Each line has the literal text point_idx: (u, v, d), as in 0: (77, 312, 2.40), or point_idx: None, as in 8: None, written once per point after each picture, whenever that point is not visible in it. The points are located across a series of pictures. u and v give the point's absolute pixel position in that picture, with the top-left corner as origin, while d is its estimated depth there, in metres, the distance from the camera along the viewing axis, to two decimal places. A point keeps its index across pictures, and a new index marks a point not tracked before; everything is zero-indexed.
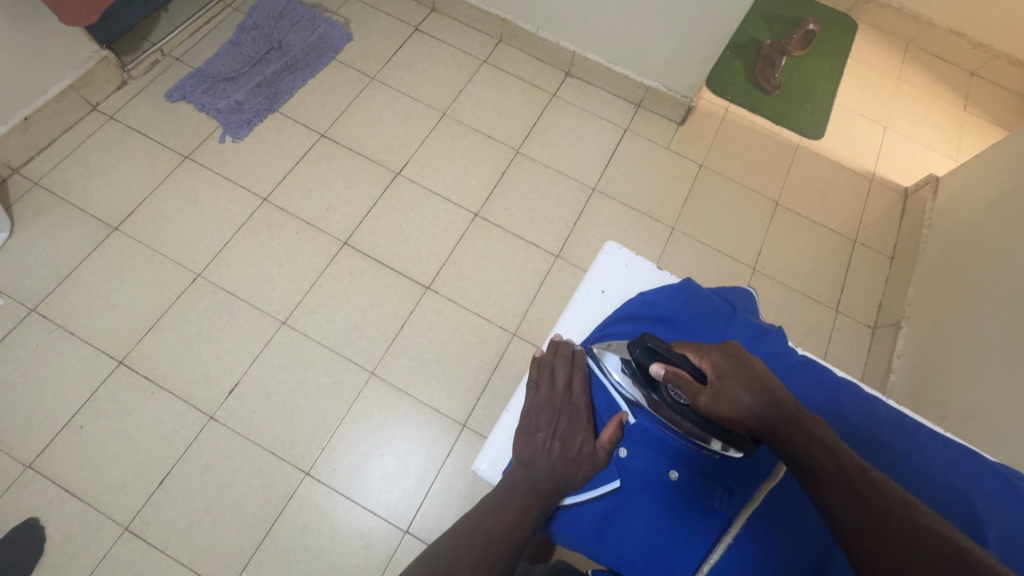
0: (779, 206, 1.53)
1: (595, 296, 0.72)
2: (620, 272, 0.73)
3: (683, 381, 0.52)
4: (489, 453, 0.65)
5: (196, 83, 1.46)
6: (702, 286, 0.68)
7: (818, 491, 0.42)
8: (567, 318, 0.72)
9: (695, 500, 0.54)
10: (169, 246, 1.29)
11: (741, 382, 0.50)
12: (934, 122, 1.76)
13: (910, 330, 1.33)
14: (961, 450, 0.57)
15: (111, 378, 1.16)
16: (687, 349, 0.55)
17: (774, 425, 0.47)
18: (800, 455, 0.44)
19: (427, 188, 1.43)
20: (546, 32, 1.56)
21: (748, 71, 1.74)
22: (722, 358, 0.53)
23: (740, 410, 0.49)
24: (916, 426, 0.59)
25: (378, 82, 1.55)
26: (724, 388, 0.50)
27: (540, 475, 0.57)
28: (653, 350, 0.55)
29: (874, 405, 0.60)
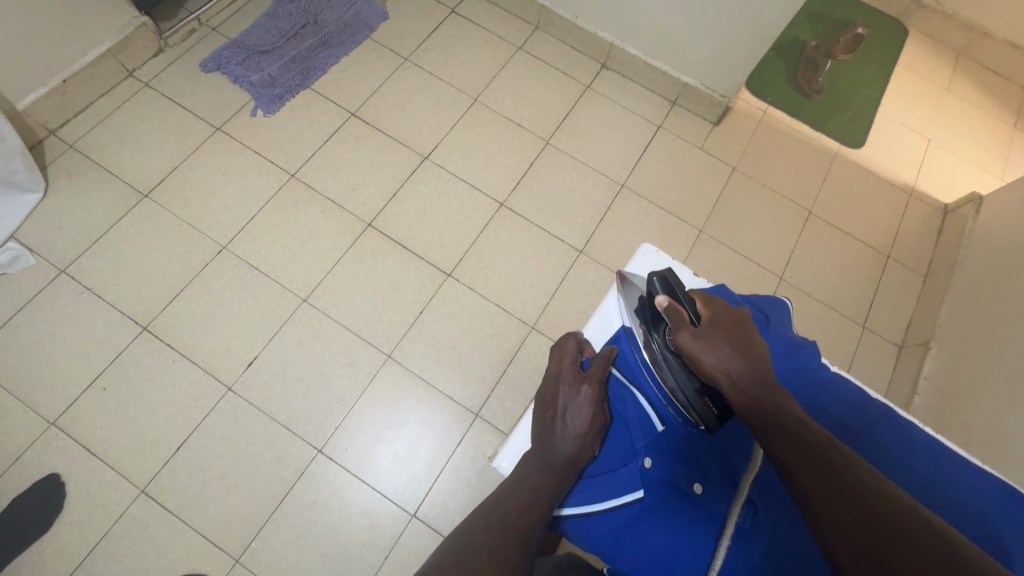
0: (811, 214, 1.49)
1: None
2: None
3: (676, 317, 0.54)
4: (509, 449, 0.65)
5: (231, 54, 1.46)
6: (736, 294, 0.66)
7: (781, 453, 0.42)
8: (599, 319, 0.68)
9: (718, 514, 0.51)
10: (196, 216, 1.30)
11: (727, 332, 0.51)
12: (980, 138, 1.70)
13: (938, 352, 1.29)
14: (1001, 486, 0.55)
15: (135, 342, 1.18)
16: (698, 297, 0.56)
17: (741, 381, 0.48)
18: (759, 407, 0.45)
19: (454, 174, 1.41)
20: (585, 22, 1.53)
21: (790, 73, 1.68)
22: (723, 314, 0.53)
23: (713, 356, 0.50)
24: (950, 455, 0.57)
25: (411, 64, 1.53)
26: (709, 334, 0.51)
27: (551, 455, 0.57)
28: (670, 286, 0.58)
29: (907, 430, 0.58)
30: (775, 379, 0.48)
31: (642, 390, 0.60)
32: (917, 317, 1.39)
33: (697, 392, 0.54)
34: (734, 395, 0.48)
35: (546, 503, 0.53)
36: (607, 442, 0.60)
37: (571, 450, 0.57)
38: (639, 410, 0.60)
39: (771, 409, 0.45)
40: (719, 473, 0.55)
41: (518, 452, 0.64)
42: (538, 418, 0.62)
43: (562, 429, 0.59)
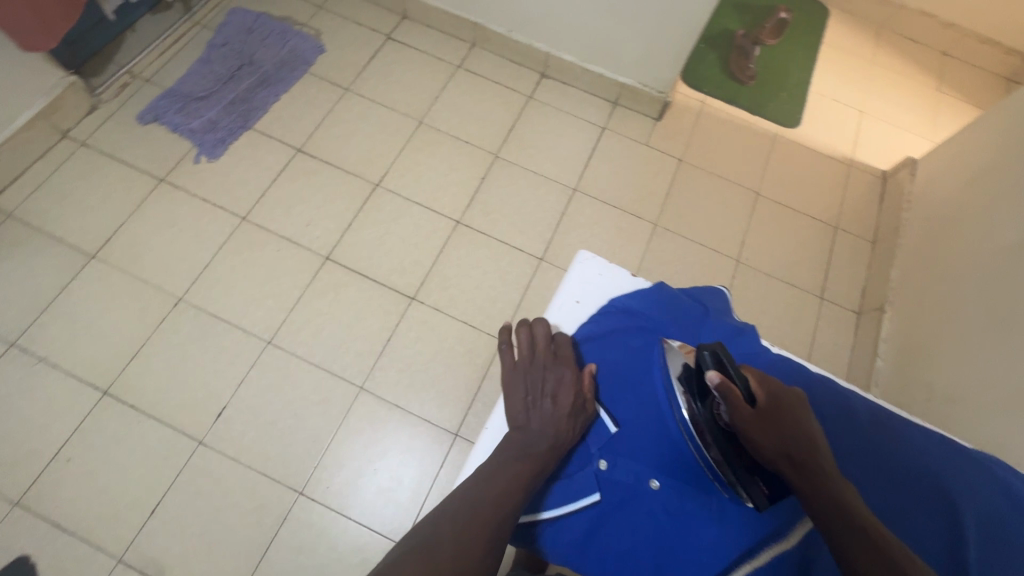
0: (760, 196, 1.54)
1: (570, 307, 0.73)
2: (593, 281, 0.73)
3: (734, 398, 0.52)
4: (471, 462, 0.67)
5: (168, 104, 1.45)
6: (674, 289, 0.69)
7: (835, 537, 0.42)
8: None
9: (676, 507, 0.55)
10: (149, 271, 1.27)
11: (786, 421, 0.50)
12: (908, 104, 1.78)
13: (894, 313, 1.34)
14: (936, 439, 0.59)
15: (97, 408, 1.14)
16: (750, 375, 0.55)
17: (808, 468, 0.47)
18: (825, 506, 0.44)
19: (407, 198, 1.42)
20: (519, 34, 1.56)
21: (723, 63, 1.74)
22: (780, 396, 0.52)
23: (777, 443, 0.49)
24: (891, 421, 0.61)
25: (352, 94, 1.54)
26: (772, 418, 0.51)
27: (531, 436, 0.57)
28: (720, 360, 0.56)
29: (849, 400, 0.62)
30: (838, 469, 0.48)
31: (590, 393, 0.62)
32: (870, 283, 1.44)
33: (748, 475, 0.52)
34: (801, 488, 0.47)
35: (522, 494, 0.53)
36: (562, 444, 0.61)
37: (552, 431, 0.58)
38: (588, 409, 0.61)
39: (842, 506, 0.44)
40: (672, 465, 0.57)
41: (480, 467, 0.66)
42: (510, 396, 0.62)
43: (549, 409, 0.59)
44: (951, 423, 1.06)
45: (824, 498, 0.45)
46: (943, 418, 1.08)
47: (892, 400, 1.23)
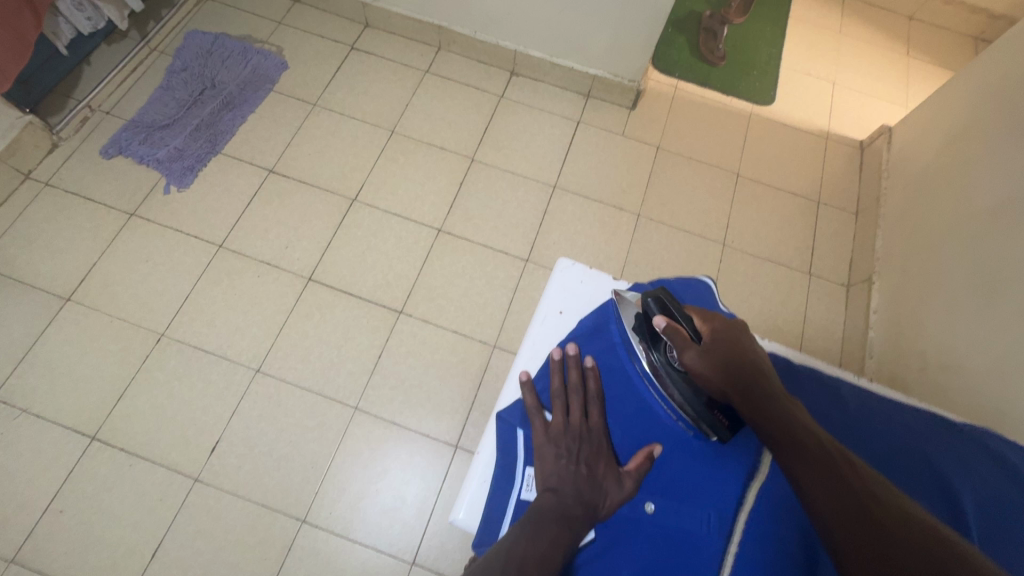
0: (740, 177, 1.53)
1: (554, 319, 0.72)
2: (574, 289, 0.72)
3: (679, 337, 0.59)
4: (467, 496, 0.64)
5: (131, 135, 1.41)
6: (650, 288, 0.69)
7: (793, 468, 0.46)
8: (529, 346, 0.71)
9: (672, 530, 0.56)
10: (127, 309, 1.24)
11: (723, 348, 0.58)
12: (880, 72, 1.77)
13: (882, 284, 1.34)
14: (926, 420, 0.60)
15: (86, 455, 1.12)
16: (694, 313, 0.61)
17: (753, 394, 0.53)
18: (774, 428, 0.49)
19: (385, 210, 1.39)
20: (484, 34, 1.54)
21: (692, 46, 1.73)
22: (721, 332, 0.59)
23: (721, 373, 0.56)
24: (883, 406, 0.61)
25: (320, 108, 1.51)
26: (714, 350, 0.57)
27: (576, 503, 0.56)
28: (665, 304, 0.62)
29: (837, 388, 0.63)
30: (784, 391, 0.54)
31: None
32: (856, 255, 1.44)
33: (707, 409, 0.58)
34: (748, 413, 0.52)
35: (564, 553, 0.53)
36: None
37: (567, 483, 0.57)
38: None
39: (788, 428, 0.49)
40: (661, 486, 0.59)
41: (478, 501, 0.64)
42: (540, 469, 0.60)
43: (587, 475, 0.58)
44: (946, 390, 1.06)
45: (772, 422, 0.50)
46: (937, 386, 1.08)
47: (887, 370, 1.23)
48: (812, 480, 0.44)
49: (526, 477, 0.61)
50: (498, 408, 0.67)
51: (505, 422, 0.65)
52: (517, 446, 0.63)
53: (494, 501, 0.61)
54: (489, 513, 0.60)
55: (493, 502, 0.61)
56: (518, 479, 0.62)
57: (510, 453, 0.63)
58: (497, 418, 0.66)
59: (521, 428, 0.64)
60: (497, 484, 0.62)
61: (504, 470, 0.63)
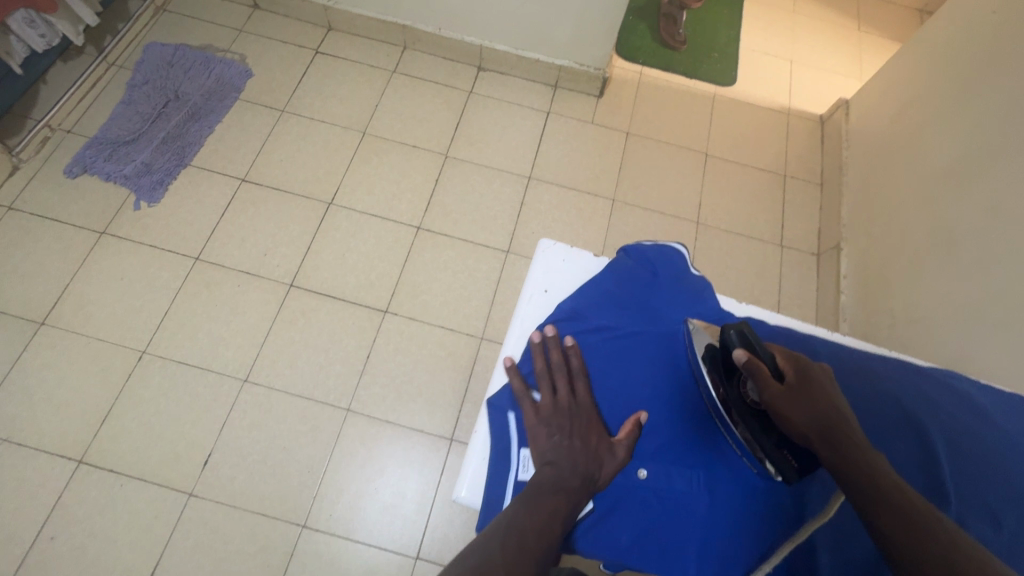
0: (708, 157, 1.57)
1: (539, 298, 0.74)
2: (556, 269, 0.75)
3: (759, 372, 0.56)
4: (467, 478, 0.66)
5: (95, 152, 1.38)
6: (628, 261, 0.73)
7: (877, 516, 0.42)
8: (516, 327, 0.73)
9: (666, 490, 0.59)
10: (105, 328, 1.22)
11: (807, 389, 0.54)
12: (834, 48, 1.84)
13: (850, 250, 1.39)
14: (895, 366, 0.64)
15: (74, 479, 1.09)
16: (778, 354, 0.58)
17: (834, 439, 0.49)
18: (856, 474, 0.46)
19: (362, 212, 1.39)
20: (449, 30, 1.54)
21: (653, 32, 1.76)
22: (805, 374, 0.55)
23: (801, 415, 0.52)
24: (856, 357, 0.65)
25: (289, 114, 1.50)
26: (796, 391, 0.54)
27: (573, 476, 0.55)
28: (747, 339, 0.60)
29: (810, 343, 0.67)
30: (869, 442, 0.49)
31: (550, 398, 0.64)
32: (824, 224, 1.49)
33: (775, 445, 0.55)
34: (828, 460, 0.48)
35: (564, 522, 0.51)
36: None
37: (562, 458, 0.56)
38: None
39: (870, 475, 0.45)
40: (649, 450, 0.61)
41: (478, 480, 0.65)
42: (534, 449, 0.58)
43: (582, 446, 0.58)
44: (916, 345, 1.11)
45: (855, 469, 0.46)
46: (908, 342, 1.13)
47: (860, 332, 1.28)
48: (895, 530, 0.40)
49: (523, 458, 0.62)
50: (489, 395, 0.69)
51: (496, 407, 0.65)
52: (511, 428, 0.64)
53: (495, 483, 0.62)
54: (490, 495, 0.61)
55: (491, 485, 0.62)
56: (514, 460, 0.62)
57: (504, 436, 0.64)
58: (488, 406, 0.66)
59: (513, 411, 0.64)
60: (494, 467, 0.63)
61: (500, 454, 0.63)
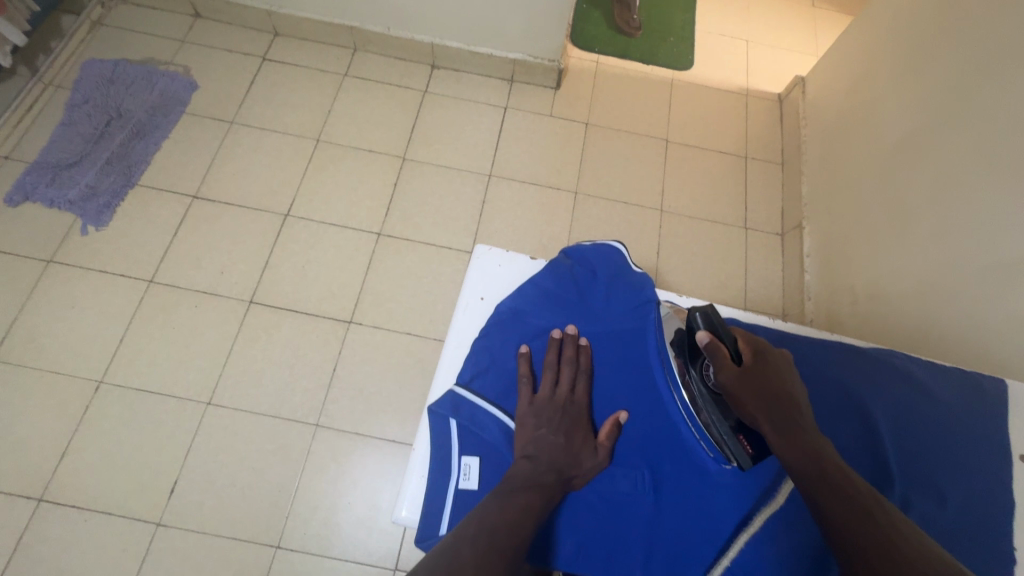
0: (669, 143, 1.56)
1: (475, 305, 0.74)
2: (492, 273, 0.75)
3: (719, 357, 0.59)
4: (407, 493, 0.64)
5: (36, 178, 1.33)
6: (565, 261, 0.75)
7: (821, 496, 0.46)
8: (453, 335, 0.73)
9: (612, 491, 0.61)
10: (58, 360, 1.18)
11: (765, 375, 0.57)
12: (789, 25, 1.83)
13: (812, 228, 1.40)
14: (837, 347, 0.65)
15: (36, 518, 1.06)
16: (739, 337, 0.61)
17: (785, 425, 0.53)
18: (803, 455, 0.50)
19: (321, 221, 1.36)
20: (398, 30, 1.51)
21: (608, 20, 1.74)
22: (760, 359, 0.59)
23: (755, 400, 0.56)
24: (800, 344, 0.65)
25: (239, 125, 1.46)
26: (750, 377, 0.57)
27: (549, 470, 0.58)
28: (711, 323, 0.61)
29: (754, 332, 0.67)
30: (813, 427, 0.54)
31: (495, 403, 0.65)
32: (787, 203, 1.50)
33: (732, 430, 0.60)
34: (776, 440, 0.53)
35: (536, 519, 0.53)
36: (483, 465, 0.62)
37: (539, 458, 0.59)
38: (497, 421, 0.64)
39: (816, 461, 0.49)
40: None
41: (419, 495, 0.64)
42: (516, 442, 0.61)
43: (564, 445, 0.60)
44: (877, 319, 1.12)
45: (798, 451, 0.51)
46: (869, 317, 1.15)
47: (825, 310, 1.29)
48: (836, 512, 0.44)
49: (462, 467, 0.61)
50: (428, 403, 0.66)
51: (437, 415, 0.64)
52: (452, 436, 0.63)
53: (434, 497, 0.60)
54: (429, 509, 0.60)
55: (429, 498, 0.60)
56: (455, 469, 0.61)
57: (444, 445, 0.63)
58: (428, 412, 0.65)
59: (455, 417, 0.64)
60: (433, 479, 0.61)
61: (439, 464, 0.62)
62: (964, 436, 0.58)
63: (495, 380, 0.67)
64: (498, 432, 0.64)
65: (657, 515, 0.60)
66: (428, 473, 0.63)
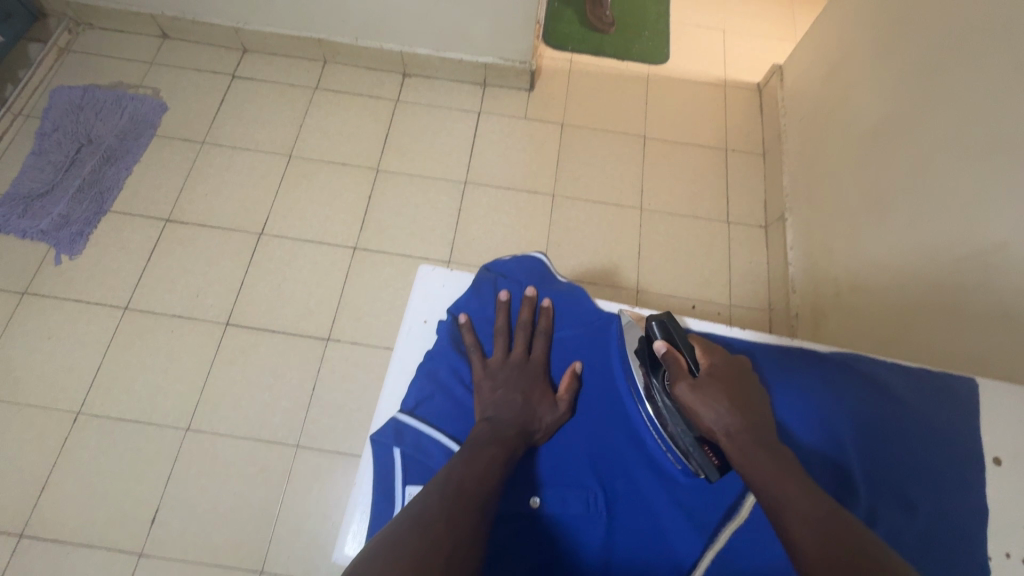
0: (647, 139, 1.54)
1: (419, 328, 0.73)
2: (435, 294, 0.74)
3: (675, 365, 0.60)
4: (350, 528, 0.62)
5: (8, 210, 1.32)
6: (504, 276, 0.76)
7: (786, 519, 0.46)
8: (397, 361, 0.71)
9: (560, 515, 0.61)
10: (36, 393, 1.17)
11: (728, 383, 0.58)
12: (767, 13, 1.80)
13: (794, 220, 1.37)
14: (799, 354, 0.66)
15: (17, 554, 1.05)
16: (697, 347, 0.62)
17: (745, 438, 0.53)
18: (767, 475, 0.49)
19: (295, 238, 1.35)
20: (366, 40, 1.49)
21: (582, 17, 1.72)
22: (720, 367, 0.60)
23: (714, 411, 0.55)
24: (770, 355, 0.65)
25: (210, 145, 1.44)
26: (703, 388, 0.57)
27: (510, 426, 0.60)
28: (668, 331, 0.63)
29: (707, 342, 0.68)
30: (776, 440, 0.53)
31: (437, 427, 0.64)
32: (769, 195, 1.47)
33: (697, 442, 0.59)
34: (737, 458, 0.52)
35: (501, 472, 0.54)
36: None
37: (503, 422, 0.60)
38: (443, 446, 0.63)
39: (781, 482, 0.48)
40: (542, 473, 0.63)
41: (362, 532, 0.61)
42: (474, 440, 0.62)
43: (524, 401, 0.63)
44: (861, 312, 1.10)
45: (759, 470, 0.50)
46: (852, 308, 1.12)
47: (809, 303, 1.26)
48: (806, 533, 0.43)
49: (406, 497, 0.60)
50: (371, 432, 0.65)
51: (380, 444, 0.63)
52: (395, 466, 0.62)
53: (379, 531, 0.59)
54: None
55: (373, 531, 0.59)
56: (399, 500, 0.60)
57: (388, 476, 0.62)
58: (371, 443, 0.63)
59: (398, 446, 0.63)
60: (378, 513, 0.60)
61: (383, 496, 0.61)
62: (932, 441, 0.60)
63: (440, 404, 0.66)
64: (462, 394, 0.67)
65: (612, 535, 0.61)
66: (372, 506, 0.61)
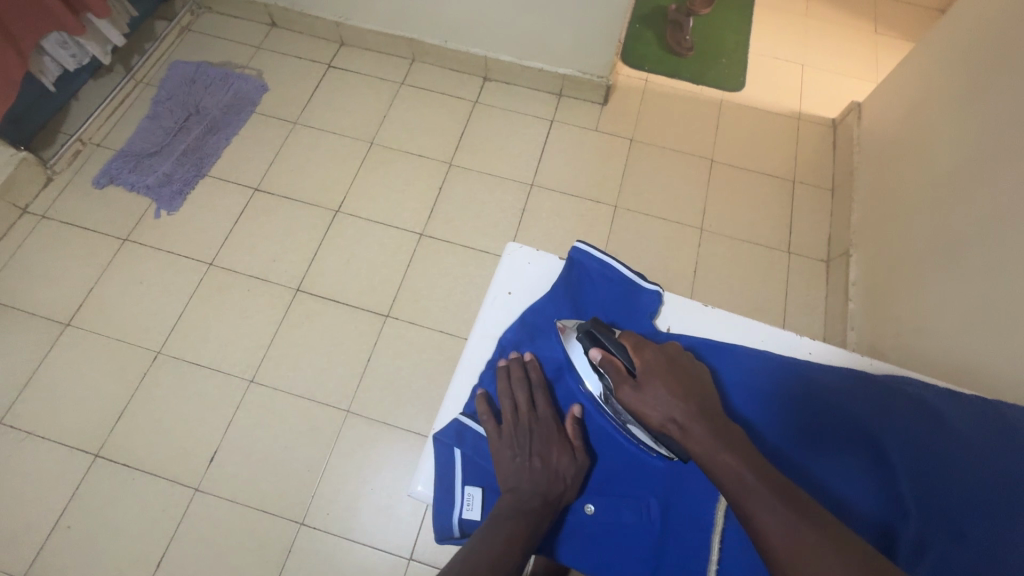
0: (714, 162, 1.56)
1: (504, 299, 0.79)
2: (521, 271, 0.80)
3: (612, 368, 0.63)
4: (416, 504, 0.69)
5: (122, 164, 1.47)
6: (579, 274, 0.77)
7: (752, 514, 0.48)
8: (478, 326, 0.79)
9: (614, 520, 0.66)
10: (124, 330, 1.29)
11: (658, 380, 0.60)
12: (849, 51, 1.79)
13: (858, 257, 1.35)
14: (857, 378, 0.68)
15: (91, 472, 1.15)
16: (627, 344, 0.65)
17: (691, 434, 0.56)
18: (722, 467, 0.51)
19: (367, 218, 1.43)
20: (454, 43, 1.58)
21: (661, 40, 1.76)
22: (652, 359, 0.63)
23: (654, 412, 0.59)
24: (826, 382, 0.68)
25: (301, 126, 1.56)
26: (645, 388, 0.60)
27: (535, 495, 0.62)
28: (596, 338, 0.66)
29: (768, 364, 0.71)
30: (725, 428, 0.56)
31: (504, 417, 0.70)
32: (834, 231, 1.46)
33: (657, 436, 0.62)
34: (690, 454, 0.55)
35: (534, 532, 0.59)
36: (484, 496, 0.67)
37: (531, 484, 0.62)
38: None
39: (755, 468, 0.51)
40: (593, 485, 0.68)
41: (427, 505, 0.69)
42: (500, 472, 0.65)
43: (542, 465, 0.64)
44: (919, 355, 1.07)
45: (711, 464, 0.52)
46: (910, 349, 1.10)
47: (866, 342, 1.24)
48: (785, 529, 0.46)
49: (465, 495, 0.67)
50: (434, 430, 0.71)
51: (441, 443, 0.69)
52: (455, 465, 0.68)
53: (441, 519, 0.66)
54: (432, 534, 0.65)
55: (435, 520, 0.66)
56: (458, 498, 0.66)
57: (448, 472, 0.68)
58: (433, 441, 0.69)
59: (458, 447, 0.68)
60: (439, 506, 0.66)
61: (443, 491, 0.67)
62: None
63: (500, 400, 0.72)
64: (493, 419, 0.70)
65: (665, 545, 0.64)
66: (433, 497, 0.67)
